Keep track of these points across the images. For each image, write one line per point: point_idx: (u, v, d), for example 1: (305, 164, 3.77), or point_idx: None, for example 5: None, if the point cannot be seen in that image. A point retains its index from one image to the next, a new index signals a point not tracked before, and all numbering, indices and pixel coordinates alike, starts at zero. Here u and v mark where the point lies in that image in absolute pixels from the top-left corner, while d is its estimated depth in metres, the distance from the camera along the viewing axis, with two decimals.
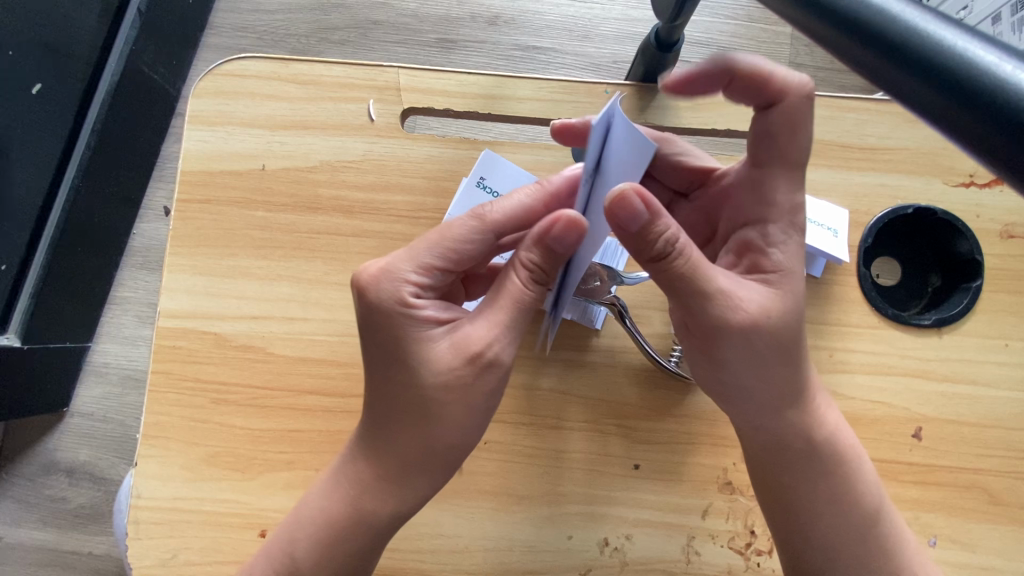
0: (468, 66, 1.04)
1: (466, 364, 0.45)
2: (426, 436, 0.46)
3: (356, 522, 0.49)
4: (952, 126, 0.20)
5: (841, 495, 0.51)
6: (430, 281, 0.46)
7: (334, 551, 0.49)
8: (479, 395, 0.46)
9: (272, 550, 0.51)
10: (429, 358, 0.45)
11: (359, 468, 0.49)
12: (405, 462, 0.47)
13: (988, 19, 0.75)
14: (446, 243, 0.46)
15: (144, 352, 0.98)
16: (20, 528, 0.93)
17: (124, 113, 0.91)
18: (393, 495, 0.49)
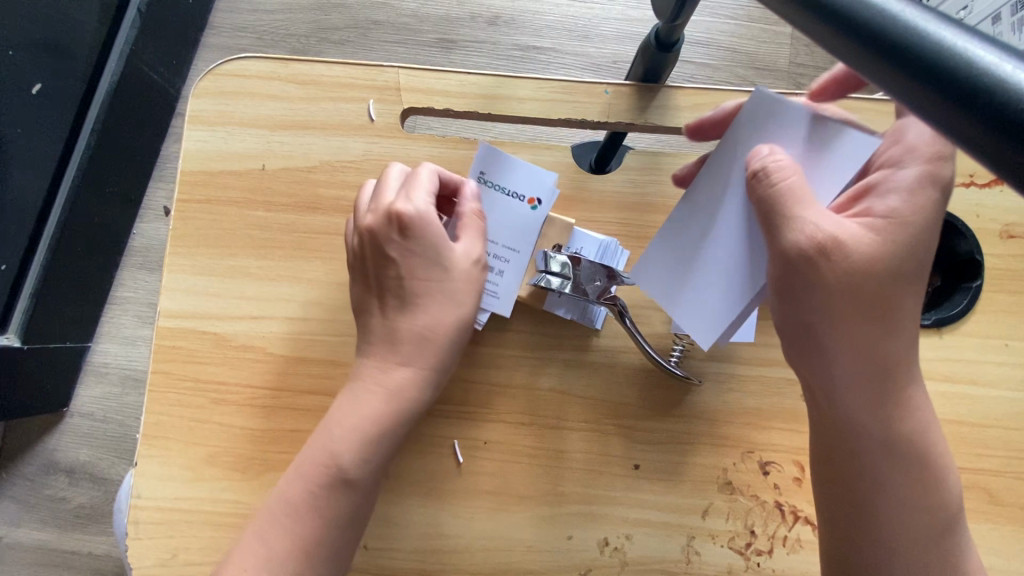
0: (468, 66, 1.04)
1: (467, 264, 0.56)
2: (441, 319, 0.55)
3: (391, 421, 0.53)
4: (950, 126, 0.20)
5: (925, 494, 0.48)
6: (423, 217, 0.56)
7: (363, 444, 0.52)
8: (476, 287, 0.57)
9: (276, 524, 0.50)
10: (445, 267, 0.56)
11: (393, 377, 0.54)
12: (422, 352, 0.55)
13: (988, 19, 0.75)
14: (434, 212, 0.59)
15: (144, 352, 0.98)
16: (19, 527, 0.93)
17: (125, 114, 0.91)
18: (422, 380, 0.55)
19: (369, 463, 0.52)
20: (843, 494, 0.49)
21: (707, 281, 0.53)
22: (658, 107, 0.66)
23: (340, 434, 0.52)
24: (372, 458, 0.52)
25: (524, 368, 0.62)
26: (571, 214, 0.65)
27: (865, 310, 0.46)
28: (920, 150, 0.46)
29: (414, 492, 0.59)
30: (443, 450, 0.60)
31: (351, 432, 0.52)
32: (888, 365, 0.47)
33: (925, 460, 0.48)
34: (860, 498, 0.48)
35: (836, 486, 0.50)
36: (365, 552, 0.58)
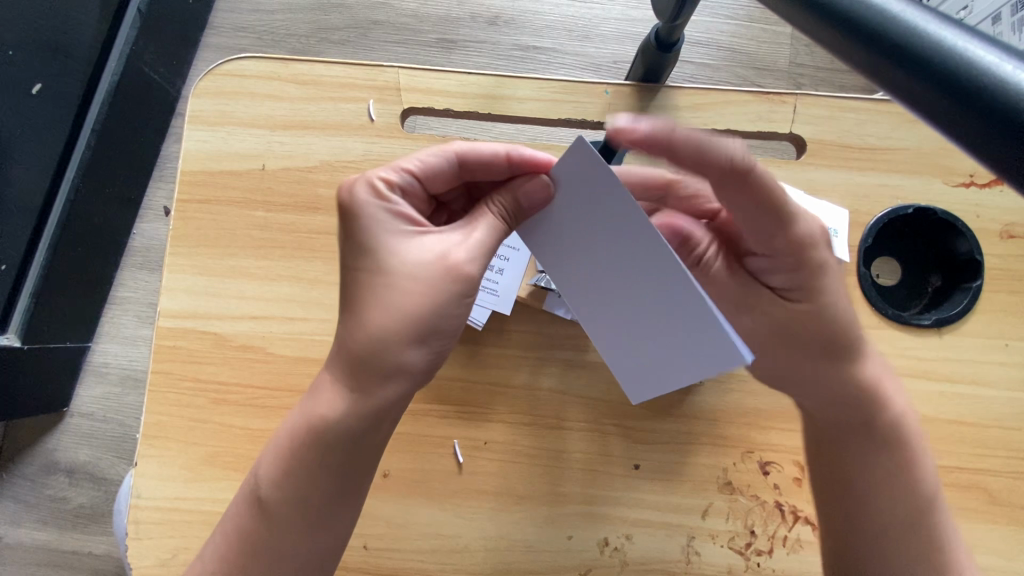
0: (468, 66, 1.04)
1: (434, 259, 0.46)
2: (378, 330, 0.45)
3: (312, 431, 0.48)
4: (953, 126, 0.20)
5: (891, 461, 0.55)
6: (401, 182, 0.49)
7: (298, 466, 0.48)
8: (447, 291, 0.45)
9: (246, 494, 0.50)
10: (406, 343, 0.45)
11: (319, 378, 0.49)
12: (351, 362, 0.46)
13: (988, 19, 0.75)
14: (417, 162, 0.50)
15: (144, 352, 0.98)
16: (20, 527, 0.93)
17: (125, 114, 0.91)
18: (345, 397, 0.47)
19: (286, 481, 0.48)
20: (832, 480, 0.56)
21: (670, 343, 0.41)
22: (657, 107, 0.66)
23: (288, 420, 0.50)
24: (302, 471, 0.48)
25: (524, 368, 0.62)
26: None
27: (822, 350, 0.53)
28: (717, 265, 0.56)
29: (414, 492, 0.59)
30: (443, 450, 0.60)
31: (288, 422, 0.49)
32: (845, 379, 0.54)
33: (898, 437, 0.55)
34: (848, 472, 0.56)
35: (825, 478, 0.57)
36: (365, 552, 0.58)
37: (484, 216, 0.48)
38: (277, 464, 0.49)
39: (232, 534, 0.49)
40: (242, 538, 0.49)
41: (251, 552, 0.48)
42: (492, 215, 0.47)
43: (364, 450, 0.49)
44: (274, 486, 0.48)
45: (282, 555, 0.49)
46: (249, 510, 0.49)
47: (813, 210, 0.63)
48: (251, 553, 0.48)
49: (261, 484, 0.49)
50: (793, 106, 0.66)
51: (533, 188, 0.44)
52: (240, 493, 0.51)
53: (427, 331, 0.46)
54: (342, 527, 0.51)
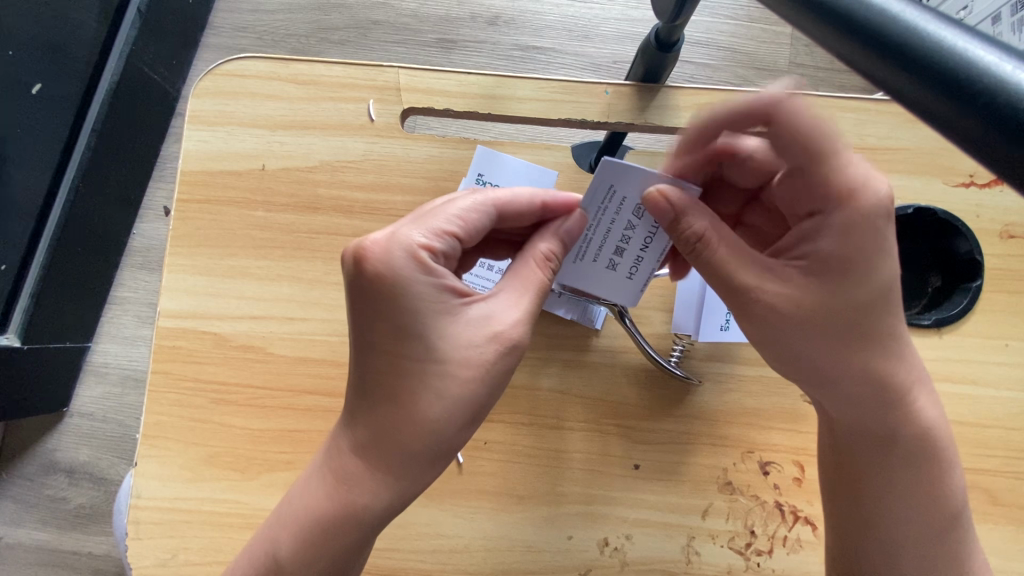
0: (468, 66, 1.04)
1: (486, 338, 0.46)
2: (428, 418, 0.45)
3: (347, 517, 0.47)
4: (952, 126, 0.20)
5: (916, 478, 0.51)
6: (442, 246, 0.47)
7: (327, 546, 0.47)
8: (496, 370, 0.46)
9: (255, 550, 0.50)
10: (450, 427, 0.46)
11: (348, 463, 0.47)
12: (387, 449, 0.46)
13: (988, 19, 0.75)
14: (454, 213, 0.48)
15: (144, 352, 0.98)
16: (20, 527, 0.93)
17: (125, 114, 0.91)
18: (388, 488, 0.47)
19: (315, 562, 0.47)
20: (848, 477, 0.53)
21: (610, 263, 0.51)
22: (657, 107, 0.66)
23: (312, 495, 0.48)
24: (335, 551, 0.47)
25: (523, 368, 0.62)
26: None
27: (854, 334, 0.48)
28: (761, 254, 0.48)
29: None
30: None
31: (318, 494, 0.48)
32: (875, 373, 0.49)
33: (925, 448, 0.51)
34: (854, 485, 0.52)
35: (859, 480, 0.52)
36: None
37: (535, 276, 0.48)
38: (301, 542, 0.47)
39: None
40: None
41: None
42: (540, 275, 0.49)
43: (392, 518, 0.50)
44: (299, 560, 0.47)
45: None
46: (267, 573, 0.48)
47: None
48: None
49: (283, 554, 0.48)
50: None
51: (573, 227, 0.48)
52: (243, 559, 0.49)
53: (476, 412, 0.47)
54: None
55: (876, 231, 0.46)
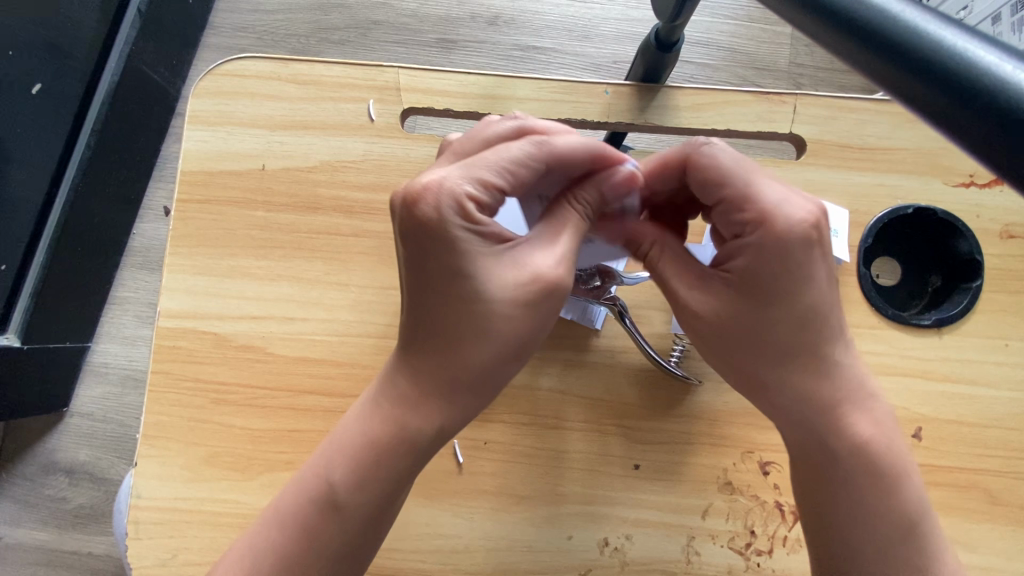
0: (468, 66, 1.04)
1: (469, 214, 0.43)
2: (475, 350, 0.45)
3: (396, 441, 0.47)
4: (952, 126, 0.20)
5: (862, 491, 0.48)
6: (488, 198, 0.44)
7: (372, 476, 0.47)
8: (540, 312, 0.46)
9: (270, 518, 0.49)
10: (498, 357, 0.46)
11: (400, 387, 0.48)
12: (436, 350, 0.46)
13: (988, 19, 0.75)
14: (500, 160, 0.45)
15: (144, 352, 0.98)
16: (20, 527, 0.93)
17: (125, 113, 0.90)
18: (439, 413, 0.47)
19: (366, 487, 0.47)
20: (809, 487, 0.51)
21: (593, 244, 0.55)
22: (657, 107, 0.66)
23: (351, 429, 0.49)
24: (381, 480, 0.47)
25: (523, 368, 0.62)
26: None
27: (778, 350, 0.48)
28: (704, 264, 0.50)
29: (414, 492, 0.59)
30: (443, 450, 0.60)
31: (368, 425, 0.48)
32: (801, 390, 0.48)
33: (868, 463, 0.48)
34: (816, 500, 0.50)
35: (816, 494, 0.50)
36: None
37: (516, 145, 0.46)
38: (356, 468, 0.47)
39: (270, 540, 0.47)
40: (263, 568, 0.46)
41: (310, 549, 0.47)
42: (523, 146, 0.46)
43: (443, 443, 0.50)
44: (356, 490, 0.47)
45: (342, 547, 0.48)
46: (321, 512, 0.47)
47: None
48: (307, 548, 0.47)
49: (338, 489, 0.47)
50: (793, 106, 0.66)
51: (616, 181, 0.51)
52: (274, 505, 0.49)
53: (521, 350, 0.47)
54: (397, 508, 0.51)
55: (805, 255, 0.44)
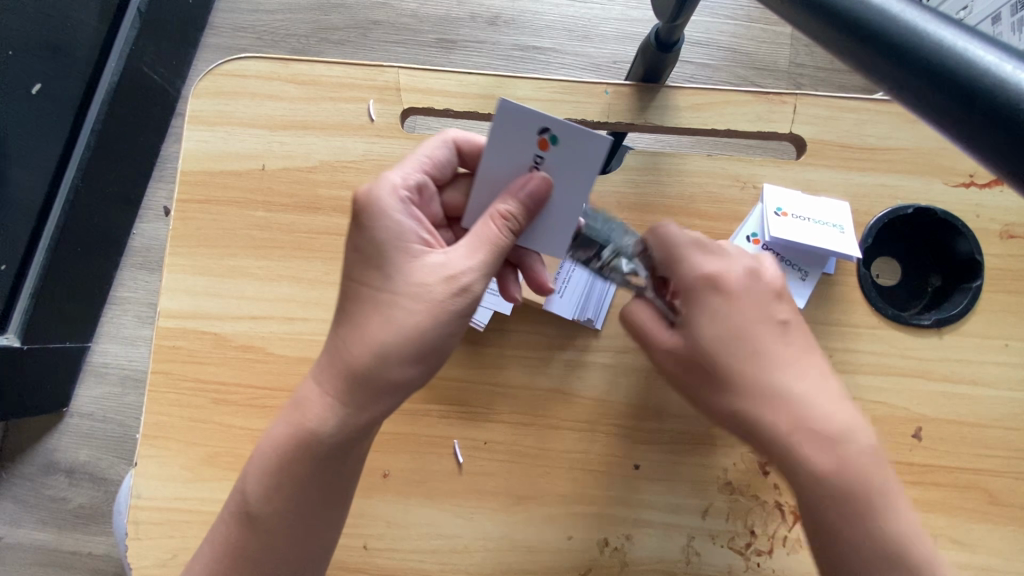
0: (468, 66, 1.04)
1: (442, 284, 0.46)
2: (372, 342, 0.46)
3: (299, 441, 0.48)
4: (954, 126, 0.20)
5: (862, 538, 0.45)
6: (451, 279, 0.47)
7: (285, 473, 0.48)
8: (442, 311, 0.46)
9: (229, 511, 0.51)
10: (401, 353, 0.46)
11: (308, 389, 0.48)
12: (354, 377, 0.47)
13: (988, 19, 0.75)
14: (467, 249, 0.47)
15: (144, 352, 0.98)
16: (20, 527, 0.93)
17: (124, 113, 0.90)
18: (334, 412, 0.47)
19: (277, 493, 0.49)
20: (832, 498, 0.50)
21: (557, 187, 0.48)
22: (657, 107, 0.66)
23: (272, 434, 0.49)
24: (295, 482, 0.48)
25: (523, 368, 0.62)
26: None
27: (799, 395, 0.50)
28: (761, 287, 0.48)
29: (414, 492, 0.59)
30: (443, 450, 0.60)
31: (274, 434, 0.49)
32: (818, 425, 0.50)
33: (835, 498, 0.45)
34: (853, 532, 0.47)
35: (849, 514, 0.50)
36: (366, 552, 0.58)
37: (491, 233, 0.47)
38: (262, 481, 0.49)
39: (220, 544, 0.50)
40: (228, 551, 0.50)
41: (241, 565, 0.49)
42: (496, 232, 0.47)
43: (365, 438, 0.50)
44: (263, 501, 0.49)
45: (280, 564, 0.50)
46: (238, 524, 0.50)
47: (814, 209, 0.63)
48: (257, 535, 0.49)
49: (250, 499, 0.49)
50: (793, 106, 0.66)
51: (537, 189, 0.46)
52: (226, 506, 0.52)
53: (427, 347, 0.47)
54: (334, 529, 0.52)
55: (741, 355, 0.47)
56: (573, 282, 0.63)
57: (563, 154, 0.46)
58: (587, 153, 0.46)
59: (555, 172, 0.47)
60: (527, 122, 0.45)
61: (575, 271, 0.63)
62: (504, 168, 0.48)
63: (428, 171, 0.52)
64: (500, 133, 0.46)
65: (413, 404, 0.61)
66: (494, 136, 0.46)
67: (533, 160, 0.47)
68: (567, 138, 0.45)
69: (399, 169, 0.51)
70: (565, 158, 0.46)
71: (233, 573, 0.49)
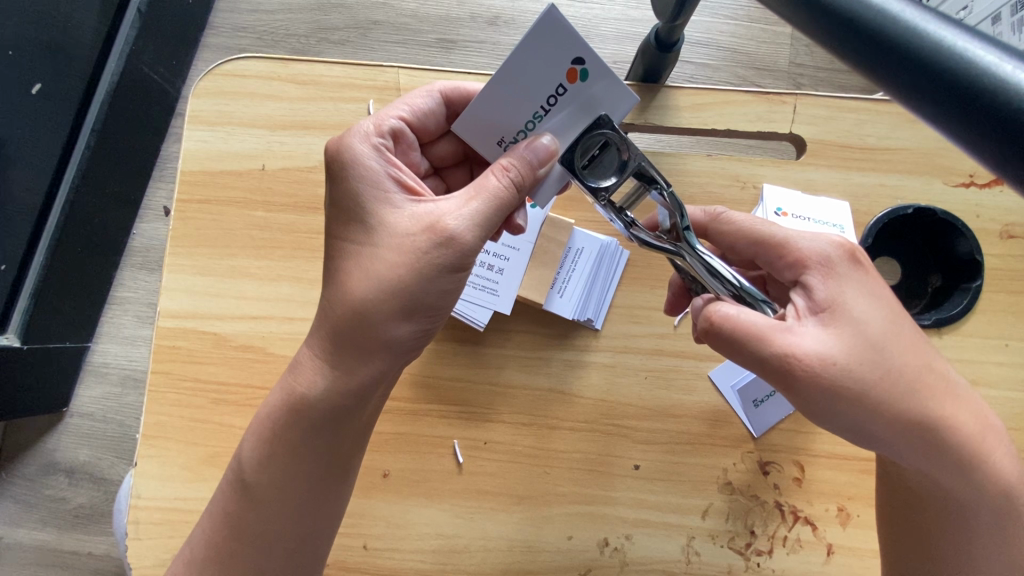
0: (468, 65, 1.04)
1: (426, 234, 0.45)
2: (355, 296, 0.45)
3: (293, 406, 0.49)
4: (953, 125, 0.20)
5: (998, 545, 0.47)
6: (439, 230, 0.45)
7: (274, 444, 0.49)
8: (429, 261, 0.44)
9: (224, 488, 0.52)
10: (383, 305, 0.45)
11: (303, 350, 0.49)
12: (339, 333, 0.47)
13: (988, 19, 0.74)
14: (460, 205, 0.45)
15: (144, 352, 0.98)
16: (19, 527, 0.93)
17: (125, 113, 0.90)
18: (324, 373, 0.48)
19: (269, 464, 0.50)
20: (897, 511, 0.52)
21: (550, 113, 0.43)
22: (658, 106, 0.66)
23: (269, 401, 0.51)
24: (282, 455, 0.49)
25: (523, 367, 0.62)
26: (570, 214, 0.66)
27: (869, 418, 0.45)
28: (796, 330, 0.42)
29: (414, 492, 0.59)
30: (443, 450, 0.60)
31: (270, 402, 0.50)
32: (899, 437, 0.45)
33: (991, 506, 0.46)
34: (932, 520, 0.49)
35: (899, 532, 0.52)
36: (366, 552, 0.58)
37: (488, 182, 0.45)
38: (257, 449, 0.50)
39: (216, 518, 0.51)
40: (218, 525, 0.51)
41: (237, 539, 0.50)
42: (495, 183, 0.44)
43: (351, 412, 0.49)
44: (257, 471, 0.50)
45: (278, 540, 0.50)
46: (234, 495, 0.51)
47: (813, 209, 0.63)
48: (250, 509, 0.50)
49: (246, 469, 0.50)
50: (793, 106, 0.66)
51: (540, 150, 0.43)
52: (222, 478, 0.53)
53: (413, 299, 0.45)
54: (337, 504, 0.52)
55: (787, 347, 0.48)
56: (574, 282, 0.63)
57: (590, 87, 0.42)
58: (610, 102, 0.42)
59: (571, 109, 0.43)
60: (564, 44, 0.39)
61: (575, 271, 0.63)
62: (521, 88, 0.41)
63: (407, 120, 0.52)
64: (529, 50, 0.40)
65: (412, 404, 0.61)
66: (522, 52, 0.40)
67: (555, 91, 0.42)
68: (600, 75, 0.41)
69: (373, 120, 0.51)
70: (589, 96, 0.42)
71: (230, 547, 0.50)
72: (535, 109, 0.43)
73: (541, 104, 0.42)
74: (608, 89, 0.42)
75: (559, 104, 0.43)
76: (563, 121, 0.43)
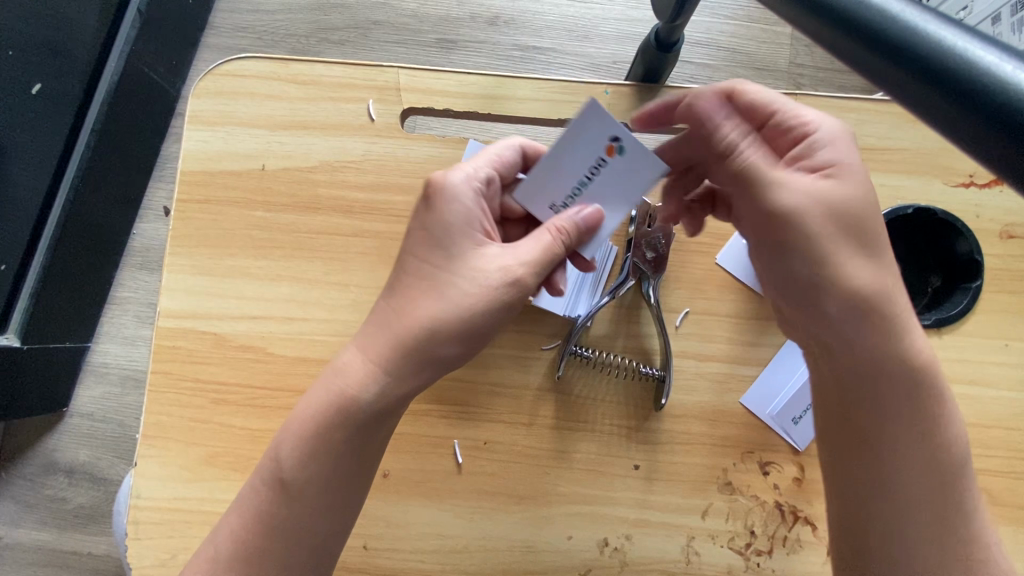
0: (468, 65, 1.04)
1: (497, 277, 0.48)
2: (433, 330, 0.47)
3: (339, 406, 0.48)
4: (952, 127, 0.20)
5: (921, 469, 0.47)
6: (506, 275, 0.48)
7: (315, 442, 0.48)
8: (497, 301, 0.48)
9: (255, 484, 0.50)
10: (455, 341, 0.48)
11: (352, 355, 0.49)
12: (411, 359, 0.48)
13: (988, 19, 0.74)
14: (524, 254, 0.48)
15: (144, 352, 0.98)
16: (20, 527, 0.93)
17: (124, 114, 0.90)
18: (379, 377, 0.48)
19: (310, 461, 0.49)
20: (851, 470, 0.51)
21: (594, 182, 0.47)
22: None
23: (308, 400, 0.50)
24: (324, 453, 0.48)
25: (523, 368, 0.62)
26: None
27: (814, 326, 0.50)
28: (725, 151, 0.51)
29: (414, 492, 0.59)
30: (443, 450, 0.60)
31: (312, 401, 0.49)
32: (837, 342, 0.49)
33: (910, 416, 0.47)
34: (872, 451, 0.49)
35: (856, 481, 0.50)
36: (365, 552, 0.58)
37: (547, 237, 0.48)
38: (297, 445, 0.49)
39: (246, 517, 0.49)
40: (248, 528, 0.49)
41: (265, 536, 0.48)
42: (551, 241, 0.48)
43: (393, 413, 0.50)
44: (297, 469, 0.48)
45: (305, 538, 0.49)
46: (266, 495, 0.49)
47: None
48: (285, 507, 0.49)
49: (283, 466, 0.49)
50: None
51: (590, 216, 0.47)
52: (251, 480, 0.51)
53: (476, 336, 0.48)
54: (357, 502, 0.52)
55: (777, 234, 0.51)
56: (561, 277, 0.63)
57: (628, 161, 0.45)
58: (643, 176, 0.46)
59: (611, 184, 0.47)
60: (602, 126, 0.44)
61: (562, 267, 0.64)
62: (567, 162, 0.46)
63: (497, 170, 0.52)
64: (574, 129, 0.44)
65: (412, 404, 0.61)
66: (568, 134, 0.45)
67: (596, 164, 0.46)
68: (635, 150, 0.44)
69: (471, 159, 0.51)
70: (625, 167, 0.46)
71: (255, 543, 0.48)
72: (579, 178, 0.47)
73: (585, 174, 0.47)
74: (643, 164, 0.45)
75: (600, 177, 0.46)
76: (606, 188, 0.47)
